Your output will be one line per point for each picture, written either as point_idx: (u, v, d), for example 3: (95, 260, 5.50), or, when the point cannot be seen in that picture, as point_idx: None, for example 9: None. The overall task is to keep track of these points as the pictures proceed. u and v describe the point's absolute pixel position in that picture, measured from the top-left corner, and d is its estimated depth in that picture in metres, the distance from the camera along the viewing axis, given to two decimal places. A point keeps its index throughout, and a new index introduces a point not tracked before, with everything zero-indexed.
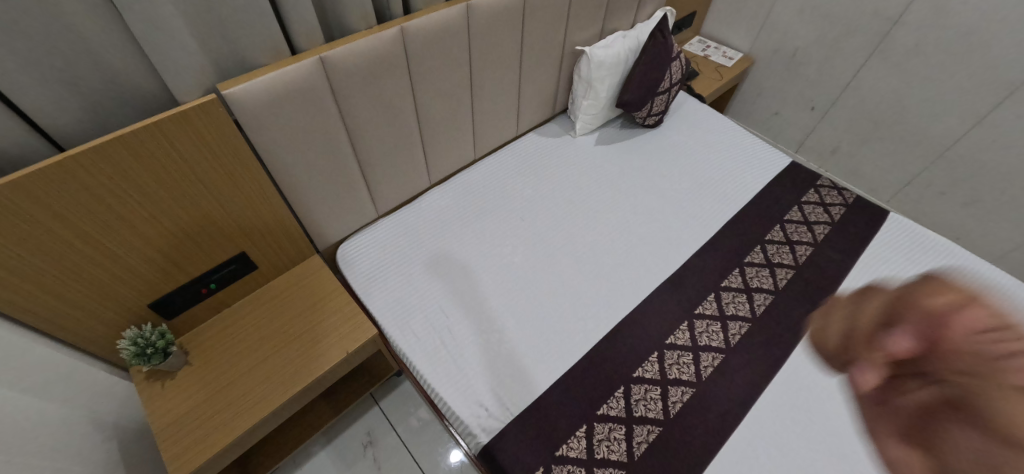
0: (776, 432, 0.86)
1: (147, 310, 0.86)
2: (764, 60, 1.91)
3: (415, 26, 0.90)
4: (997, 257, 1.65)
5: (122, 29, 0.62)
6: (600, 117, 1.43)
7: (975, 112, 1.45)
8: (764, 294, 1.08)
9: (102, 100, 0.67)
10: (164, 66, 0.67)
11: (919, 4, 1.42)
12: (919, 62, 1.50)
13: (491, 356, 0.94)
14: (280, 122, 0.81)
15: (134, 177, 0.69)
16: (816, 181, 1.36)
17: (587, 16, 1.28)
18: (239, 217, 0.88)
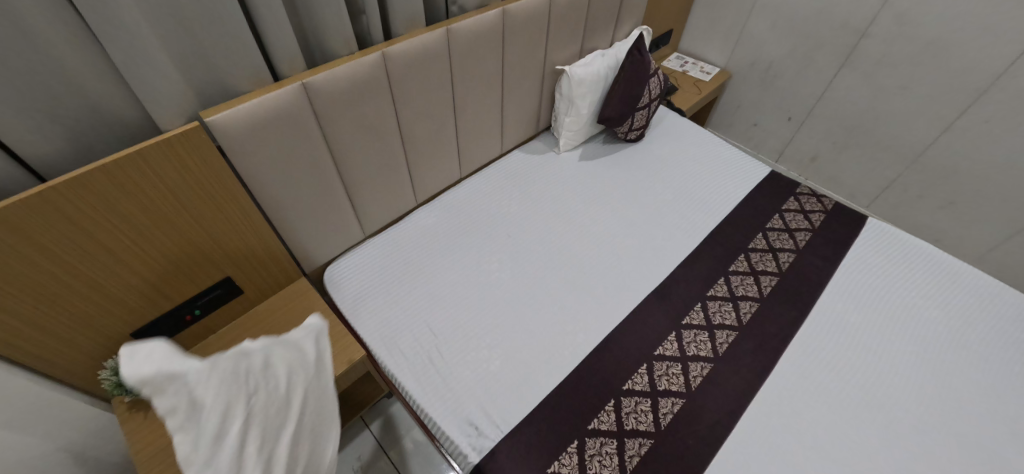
0: (766, 439, 0.86)
1: (130, 339, 0.85)
2: (741, 74, 1.97)
3: (396, 50, 0.92)
4: (975, 258, 1.69)
5: (105, 60, 0.64)
6: (583, 133, 1.46)
7: (943, 118, 1.51)
8: (749, 301, 1.09)
9: (84, 130, 0.68)
10: (147, 94, 0.68)
11: (883, 16, 1.48)
12: (888, 71, 1.56)
13: (481, 374, 0.93)
14: (264, 146, 0.82)
15: (118, 205, 0.69)
16: (795, 189, 1.39)
17: (566, 37, 1.32)
18: (225, 242, 0.88)
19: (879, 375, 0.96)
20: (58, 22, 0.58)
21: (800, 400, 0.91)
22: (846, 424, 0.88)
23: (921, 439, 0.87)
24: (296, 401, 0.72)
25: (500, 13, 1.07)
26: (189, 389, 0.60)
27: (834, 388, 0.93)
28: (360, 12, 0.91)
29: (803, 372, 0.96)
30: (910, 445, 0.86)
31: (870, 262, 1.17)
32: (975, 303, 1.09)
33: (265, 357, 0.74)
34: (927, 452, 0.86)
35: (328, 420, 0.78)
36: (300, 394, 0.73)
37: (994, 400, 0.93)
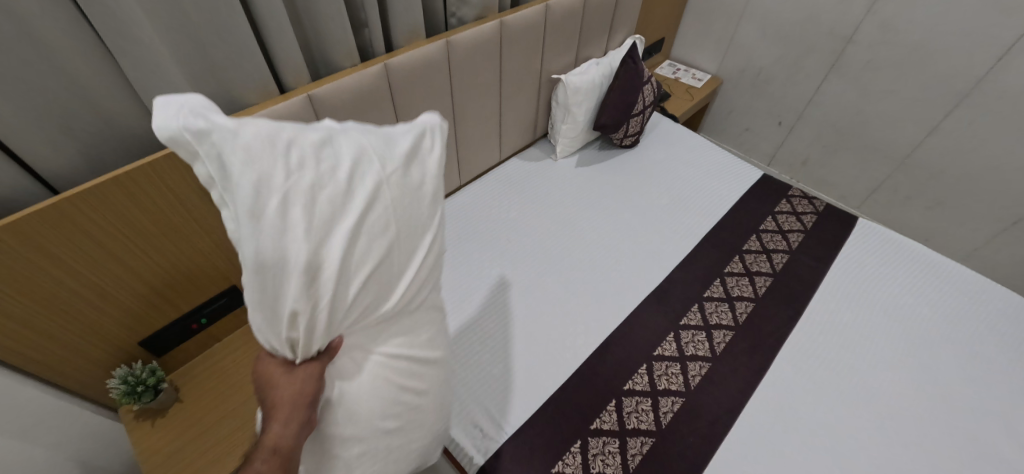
0: (765, 436, 0.88)
1: (137, 347, 0.86)
2: (732, 80, 2.02)
3: (397, 62, 0.95)
4: (963, 257, 1.73)
5: (117, 75, 0.67)
6: (579, 139, 1.49)
7: (928, 121, 1.55)
8: (745, 302, 1.12)
9: (97, 142, 0.70)
10: (158, 107, 0.70)
11: (868, 23, 1.53)
12: (874, 76, 1.60)
13: (485, 378, 0.95)
14: None
15: (129, 216, 0.71)
16: (787, 191, 1.42)
17: (561, 46, 1.35)
18: (232, 251, 0.90)
19: (873, 371, 0.98)
20: (73, 37, 0.60)
21: (796, 397, 0.93)
22: (843, 420, 0.90)
23: (915, 433, 0.89)
24: (363, 194, 0.49)
25: (498, 24, 1.10)
26: (219, 147, 0.43)
27: (830, 385, 0.95)
28: (362, 26, 0.94)
29: (799, 370, 0.98)
30: (905, 439, 0.88)
31: (861, 261, 1.20)
32: (964, 299, 1.12)
33: (333, 135, 0.51)
34: (921, 445, 0.88)
35: (422, 230, 0.56)
36: (372, 187, 0.50)
37: (985, 394, 0.95)
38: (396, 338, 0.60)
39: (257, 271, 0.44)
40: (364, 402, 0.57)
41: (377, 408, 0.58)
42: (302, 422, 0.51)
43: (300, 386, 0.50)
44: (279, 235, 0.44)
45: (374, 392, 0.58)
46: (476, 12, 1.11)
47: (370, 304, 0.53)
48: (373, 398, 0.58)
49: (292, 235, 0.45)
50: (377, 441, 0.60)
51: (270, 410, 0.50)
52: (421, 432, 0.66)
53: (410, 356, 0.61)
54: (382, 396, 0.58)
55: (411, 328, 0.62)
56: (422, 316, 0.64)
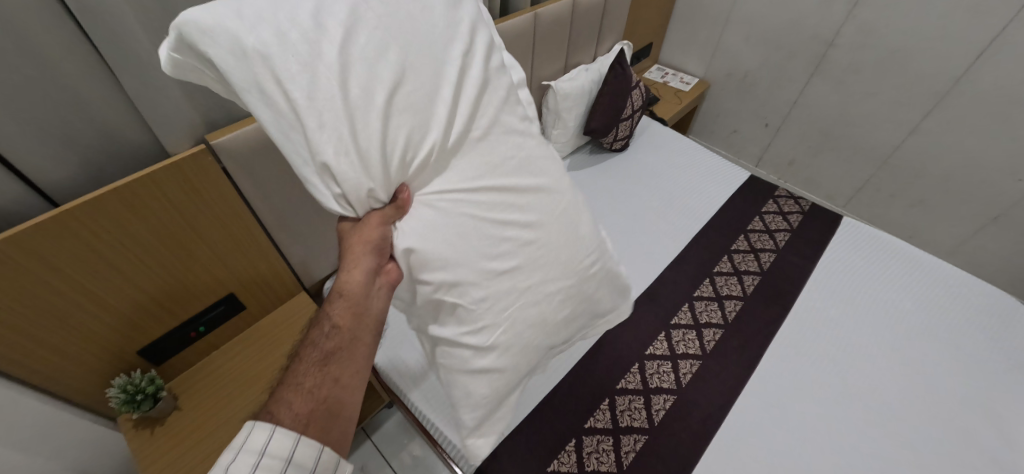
0: (754, 430, 0.90)
1: (137, 356, 0.87)
2: (719, 83, 2.06)
3: None
4: (946, 253, 1.77)
5: (117, 90, 0.69)
6: (570, 144, 1.52)
7: (909, 121, 1.59)
8: (734, 300, 1.14)
9: (96, 155, 0.71)
10: (156, 121, 0.72)
11: (848, 27, 1.57)
12: (856, 78, 1.64)
13: None
14: (267, 166, 0.86)
15: (130, 228, 0.73)
16: (774, 192, 1.45)
17: (550, 53, 1.38)
18: (230, 260, 0.91)
19: (859, 367, 1.01)
20: (74, 54, 0.62)
21: (785, 393, 0.96)
22: (828, 414, 0.93)
23: (898, 425, 0.92)
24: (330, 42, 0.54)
25: None
26: (205, 46, 0.50)
27: (816, 380, 0.98)
28: None
29: (786, 366, 1.01)
30: (888, 432, 0.92)
31: (847, 259, 1.23)
32: (946, 294, 1.16)
33: None
34: (903, 437, 0.91)
35: (420, 63, 0.61)
36: (336, 32, 0.55)
37: (965, 386, 0.99)
38: (466, 173, 0.65)
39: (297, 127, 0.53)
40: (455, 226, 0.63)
41: (472, 244, 0.63)
42: (368, 274, 0.62)
43: (369, 233, 0.60)
44: (297, 87, 0.51)
45: (462, 228, 0.63)
46: None
47: (411, 139, 0.60)
48: (465, 235, 0.63)
49: (314, 93, 0.52)
50: (489, 277, 0.64)
51: (345, 262, 0.62)
52: (540, 272, 0.69)
53: (493, 189, 0.66)
54: (474, 230, 0.64)
55: (479, 165, 0.66)
56: (496, 146, 0.68)
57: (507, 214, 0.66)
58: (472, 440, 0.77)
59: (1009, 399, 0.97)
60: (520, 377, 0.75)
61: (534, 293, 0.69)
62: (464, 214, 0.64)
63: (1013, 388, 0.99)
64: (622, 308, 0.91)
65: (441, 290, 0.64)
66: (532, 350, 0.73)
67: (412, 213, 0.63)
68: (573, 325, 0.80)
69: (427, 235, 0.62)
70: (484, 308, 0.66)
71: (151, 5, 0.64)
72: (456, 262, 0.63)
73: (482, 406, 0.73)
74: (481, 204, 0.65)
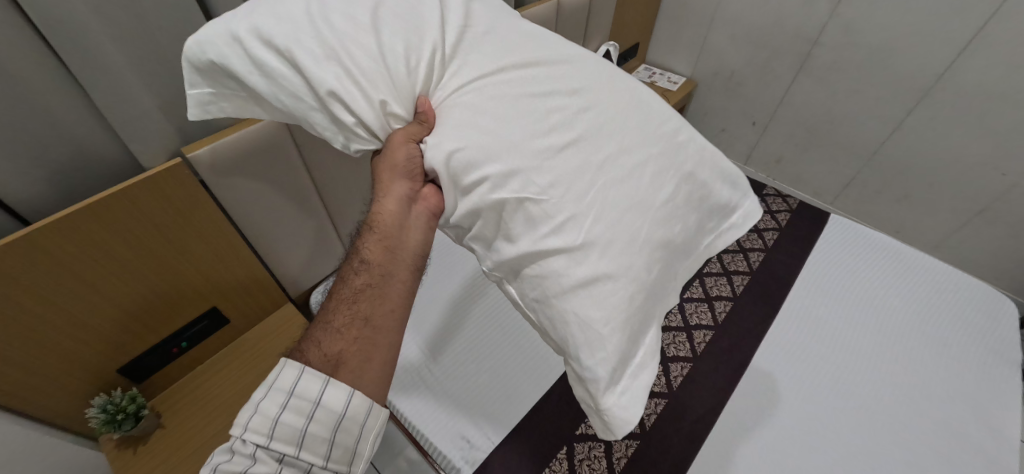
0: (745, 432, 0.90)
1: (117, 375, 0.85)
2: (706, 82, 2.06)
3: None
4: (932, 247, 1.79)
5: (87, 104, 0.66)
6: None
7: (894, 118, 1.61)
8: (723, 301, 1.14)
9: (68, 172, 0.69)
10: (129, 135, 0.70)
11: (832, 26, 1.58)
12: (841, 76, 1.66)
13: (470, 387, 0.96)
14: (248, 179, 0.85)
15: (107, 246, 0.71)
16: (762, 190, 1.46)
17: None
18: (213, 274, 0.90)
19: (848, 365, 1.01)
20: (41, 70, 0.60)
21: (775, 394, 0.96)
22: (818, 413, 0.94)
23: (886, 421, 0.93)
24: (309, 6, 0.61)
25: None
26: (218, 53, 0.60)
27: (804, 379, 0.99)
28: None
29: (775, 365, 1.01)
30: (877, 429, 0.92)
31: (833, 256, 1.24)
32: (931, 287, 1.17)
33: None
34: (892, 435, 0.91)
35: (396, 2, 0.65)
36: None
37: (951, 380, 0.99)
38: (484, 67, 0.64)
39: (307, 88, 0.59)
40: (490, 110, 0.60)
41: (517, 127, 0.59)
42: (399, 203, 0.69)
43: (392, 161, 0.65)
44: (295, 51, 0.57)
45: (498, 114, 0.60)
46: None
47: (409, 48, 0.62)
48: (505, 120, 0.59)
49: (298, 38, 0.58)
50: (546, 155, 0.59)
51: (378, 193, 0.70)
52: (606, 147, 0.61)
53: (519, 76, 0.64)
54: (514, 113, 0.60)
55: (496, 57, 0.65)
56: (507, 41, 0.67)
57: (551, 100, 0.62)
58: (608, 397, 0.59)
59: (994, 393, 0.98)
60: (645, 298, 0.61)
61: (617, 173, 0.61)
62: (498, 101, 0.61)
63: (997, 381, 1.00)
64: (741, 212, 0.74)
65: (492, 184, 0.57)
66: (644, 252, 0.60)
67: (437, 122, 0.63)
68: (684, 222, 0.66)
69: (462, 126, 0.59)
70: (558, 202, 0.57)
71: (121, 18, 0.63)
72: (504, 146, 0.58)
73: (609, 338, 0.57)
74: (518, 92, 0.62)
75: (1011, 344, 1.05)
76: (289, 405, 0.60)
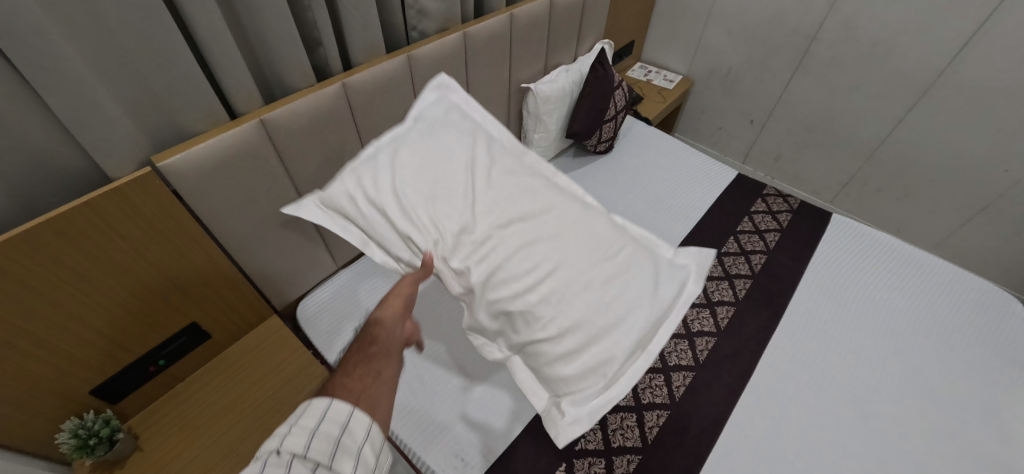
0: (751, 443, 0.87)
1: (90, 397, 0.80)
2: (702, 80, 2.03)
3: (356, 80, 0.91)
4: (934, 245, 1.77)
5: (45, 112, 0.62)
6: (552, 148, 1.47)
7: (894, 115, 1.58)
8: (726, 306, 1.11)
9: (27, 183, 0.64)
10: (92, 145, 0.65)
11: (830, 21, 1.55)
12: (840, 72, 1.63)
13: (464, 401, 0.92)
14: (225, 188, 0.80)
15: (73, 263, 0.67)
16: (762, 190, 1.43)
17: (528, 55, 1.33)
18: (192, 289, 0.86)
19: (858, 373, 0.98)
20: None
21: (782, 403, 0.93)
22: (826, 422, 0.90)
23: (895, 429, 0.90)
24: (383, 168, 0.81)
25: (461, 36, 1.08)
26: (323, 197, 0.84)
27: (811, 386, 0.95)
28: (317, 44, 0.91)
29: (781, 372, 0.98)
30: (886, 437, 0.89)
31: (838, 258, 1.21)
32: (938, 290, 1.14)
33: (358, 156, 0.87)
34: (903, 443, 0.88)
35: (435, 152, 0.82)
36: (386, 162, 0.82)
37: (961, 385, 0.96)
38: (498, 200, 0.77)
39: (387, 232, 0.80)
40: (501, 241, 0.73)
41: (525, 251, 0.72)
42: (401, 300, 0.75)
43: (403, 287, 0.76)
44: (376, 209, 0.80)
45: (511, 242, 0.72)
46: (437, 24, 1.08)
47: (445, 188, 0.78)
48: (513, 252, 0.72)
49: (378, 194, 0.80)
50: (541, 275, 0.70)
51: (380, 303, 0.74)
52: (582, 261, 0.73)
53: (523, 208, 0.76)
54: (524, 241, 0.72)
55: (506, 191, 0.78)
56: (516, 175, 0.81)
57: (554, 224, 0.75)
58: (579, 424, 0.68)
59: (1006, 397, 0.95)
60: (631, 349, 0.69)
61: (599, 267, 0.72)
62: (511, 230, 0.73)
63: (1008, 385, 0.96)
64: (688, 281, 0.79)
65: (498, 299, 0.71)
66: (629, 317, 0.69)
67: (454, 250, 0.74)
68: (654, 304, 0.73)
69: (481, 255, 0.72)
70: (552, 305, 0.69)
71: (78, 16, 0.58)
72: (517, 271, 0.70)
73: (585, 390, 0.69)
74: (528, 223, 0.75)
75: (1020, 348, 1.03)
76: (314, 438, 0.54)
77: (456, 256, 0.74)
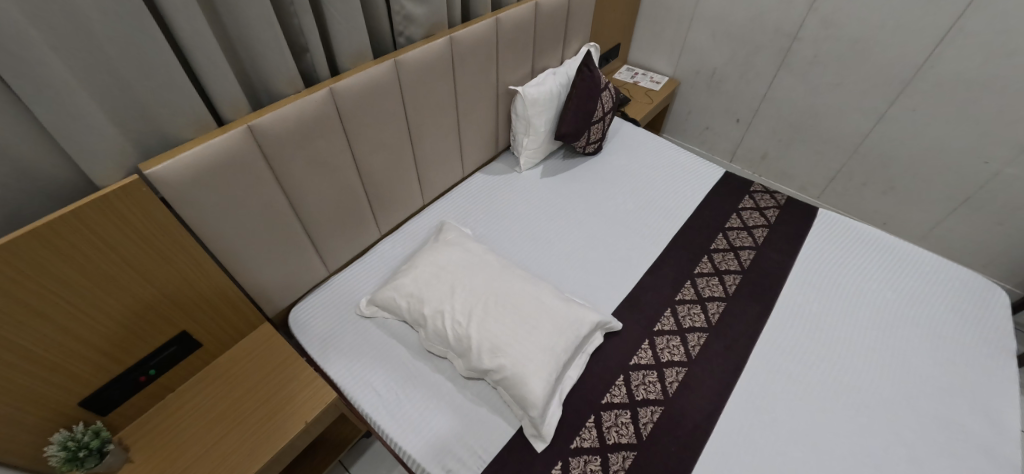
0: (746, 434, 0.88)
1: (79, 409, 0.79)
2: (688, 81, 2.06)
3: (344, 86, 0.92)
4: (921, 237, 1.80)
5: (31, 120, 0.62)
6: (541, 151, 1.49)
7: (876, 110, 1.62)
8: (716, 302, 1.12)
9: (12, 192, 0.65)
10: (78, 153, 0.66)
11: (811, 21, 1.59)
12: (821, 70, 1.66)
13: (457, 402, 0.92)
14: (214, 194, 0.80)
15: (56, 271, 0.66)
16: (749, 187, 1.45)
17: (515, 58, 1.35)
18: (180, 297, 0.85)
19: (849, 365, 0.98)
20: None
21: (773, 395, 0.93)
22: (817, 413, 0.91)
23: (886, 418, 0.90)
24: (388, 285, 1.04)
25: (447, 41, 1.10)
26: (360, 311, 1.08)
27: (802, 379, 0.96)
28: (304, 51, 0.93)
29: (771, 366, 0.98)
30: (877, 426, 0.89)
31: (825, 252, 1.23)
32: (923, 280, 1.16)
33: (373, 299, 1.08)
34: (892, 431, 0.88)
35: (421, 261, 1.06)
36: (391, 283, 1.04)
37: (951, 374, 0.97)
38: (468, 290, 0.98)
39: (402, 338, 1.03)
40: (472, 319, 0.93)
41: (485, 315, 0.94)
42: None
43: None
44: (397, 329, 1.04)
45: (474, 309, 0.95)
46: (423, 30, 1.10)
47: (426, 286, 1.00)
48: (480, 323, 0.92)
49: (387, 302, 1.03)
50: (497, 337, 0.90)
51: None
52: (519, 322, 0.93)
53: (483, 291, 0.98)
54: (484, 307, 0.95)
55: (472, 281, 1.00)
56: (475, 267, 1.04)
57: (505, 290, 0.99)
58: (543, 429, 0.85)
59: (993, 384, 0.95)
60: (561, 361, 0.90)
61: (532, 321, 0.93)
62: (473, 299, 0.97)
63: (998, 373, 0.97)
64: (596, 337, 1.00)
65: (480, 357, 0.89)
66: (555, 344, 0.91)
67: (442, 327, 0.94)
68: (570, 349, 0.92)
69: (452, 319, 0.94)
70: (503, 353, 0.88)
71: (62, 27, 0.59)
72: (481, 330, 0.91)
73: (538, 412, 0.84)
74: (496, 303, 0.96)
75: (1005, 335, 1.04)
76: None
77: (433, 320, 0.96)
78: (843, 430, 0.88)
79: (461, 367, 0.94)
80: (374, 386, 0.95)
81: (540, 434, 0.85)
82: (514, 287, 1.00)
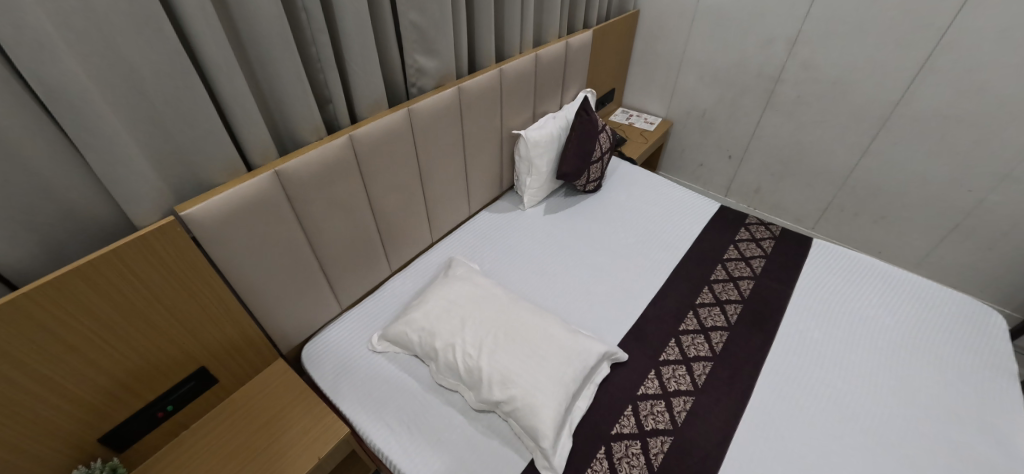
0: (756, 462, 0.88)
1: (98, 444, 0.80)
2: (680, 121, 2.17)
3: (362, 133, 1.00)
4: (916, 264, 1.84)
5: (80, 166, 0.69)
6: (544, 189, 1.56)
7: (860, 144, 1.71)
8: (719, 331, 1.14)
9: (57, 232, 0.71)
10: (122, 195, 0.72)
11: (791, 65, 1.72)
12: (805, 109, 1.77)
13: (467, 434, 0.92)
14: (239, 234, 0.86)
15: (90, 304, 0.70)
16: (744, 220, 1.51)
17: (518, 104, 1.46)
18: (200, 331, 0.88)
19: (854, 391, 0.99)
20: (11, 107, 0.59)
21: (780, 423, 0.94)
22: (824, 440, 0.91)
23: (896, 443, 0.90)
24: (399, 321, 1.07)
25: (456, 90, 1.20)
26: (371, 347, 1.11)
27: (806, 405, 0.97)
28: (327, 102, 1.02)
29: (777, 392, 1.00)
30: (884, 450, 0.89)
31: (822, 279, 1.27)
32: (920, 304, 1.19)
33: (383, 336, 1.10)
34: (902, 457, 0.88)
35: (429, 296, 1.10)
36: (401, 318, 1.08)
37: (954, 396, 0.98)
38: (479, 324, 1.01)
39: (412, 373, 1.05)
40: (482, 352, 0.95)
41: (495, 347, 0.96)
42: None
43: None
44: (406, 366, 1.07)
45: (484, 341, 0.98)
46: (434, 81, 1.20)
47: (436, 321, 1.03)
48: (489, 355, 0.95)
49: (399, 338, 1.06)
50: (507, 369, 0.92)
51: None
52: (527, 353, 0.95)
53: (491, 324, 1.01)
54: (494, 339, 0.98)
55: (481, 315, 1.04)
56: (483, 301, 1.08)
57: (514, 322, 1.02)
58: (554, 461, 0.85)
59: (996, 405, 0.96)
60: (569, 391, 0.91)
61: (541, 352, 0.96)
62: (483, 331, 1.00)
63: (1001, 394, 0.98)
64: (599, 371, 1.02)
65: (490, 388, 0.91)
66: (563, 374, 0.93)
67: (451, 358, 0.97)
68: (575, 380, 0.93)
69: (463, 352, 0.97)
70: (512, 384, 0.90)
71: (120, 84, 0.67)
72: (491, 361, 0.94)
73: (549, 445, 0.85)
74: (504, 335, 0.99)
75: (1006, 356, 1.06)
76: None
77: (444, 353, 0.98)
78: (856, 459, 0.88)
79: (471, 399, 0.96)
80: (384, 419, 0.96)
81: (551, 466, 0.85)
82: (521, 319, 1.03)
